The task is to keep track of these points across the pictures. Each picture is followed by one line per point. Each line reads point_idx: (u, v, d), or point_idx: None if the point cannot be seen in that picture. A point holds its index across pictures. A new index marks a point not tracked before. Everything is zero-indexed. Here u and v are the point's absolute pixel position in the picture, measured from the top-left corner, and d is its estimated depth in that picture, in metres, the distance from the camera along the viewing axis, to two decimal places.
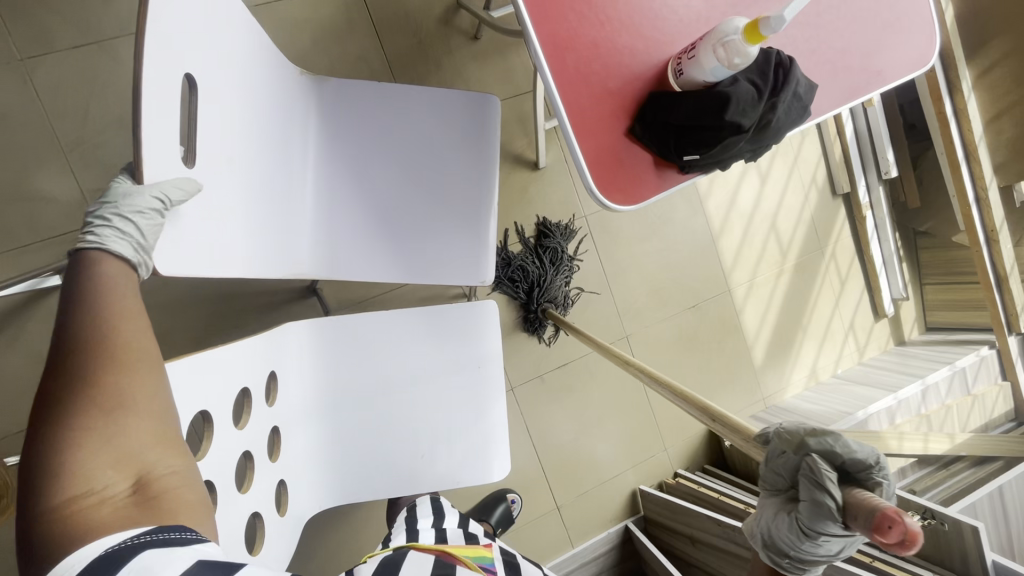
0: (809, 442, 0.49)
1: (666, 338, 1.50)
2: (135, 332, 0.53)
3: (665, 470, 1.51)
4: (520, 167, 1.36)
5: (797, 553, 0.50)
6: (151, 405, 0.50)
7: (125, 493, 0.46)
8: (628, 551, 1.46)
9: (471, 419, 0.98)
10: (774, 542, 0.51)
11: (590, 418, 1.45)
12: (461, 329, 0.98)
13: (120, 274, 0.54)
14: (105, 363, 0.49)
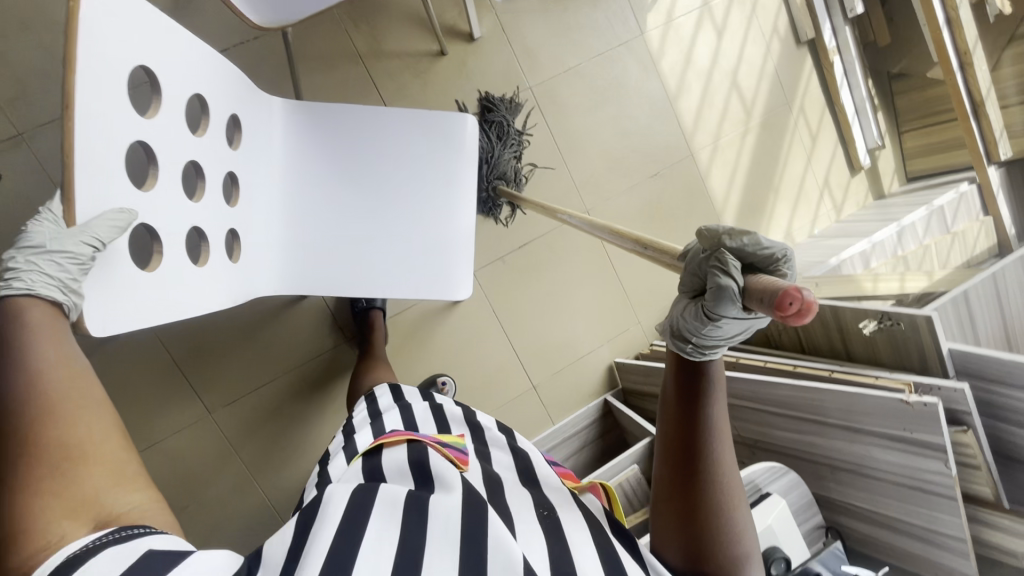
0: (723, 240, 0.44)
1: (630, 209, 1.46)
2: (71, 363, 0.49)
3: (640, 343, 1.51)
4: (455, 39, 1.30)
5: (700, 338, 0.47)
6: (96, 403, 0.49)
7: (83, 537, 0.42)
8: (609, 423, 1.47)
9: (443, 220, 0.96)
10: (682, 331, 0.48)
11: (578, 263, 1.45)
12: (433, 127, 0.95)
13: (43, 324, 0.49)
14: (60, 411, 0.46)
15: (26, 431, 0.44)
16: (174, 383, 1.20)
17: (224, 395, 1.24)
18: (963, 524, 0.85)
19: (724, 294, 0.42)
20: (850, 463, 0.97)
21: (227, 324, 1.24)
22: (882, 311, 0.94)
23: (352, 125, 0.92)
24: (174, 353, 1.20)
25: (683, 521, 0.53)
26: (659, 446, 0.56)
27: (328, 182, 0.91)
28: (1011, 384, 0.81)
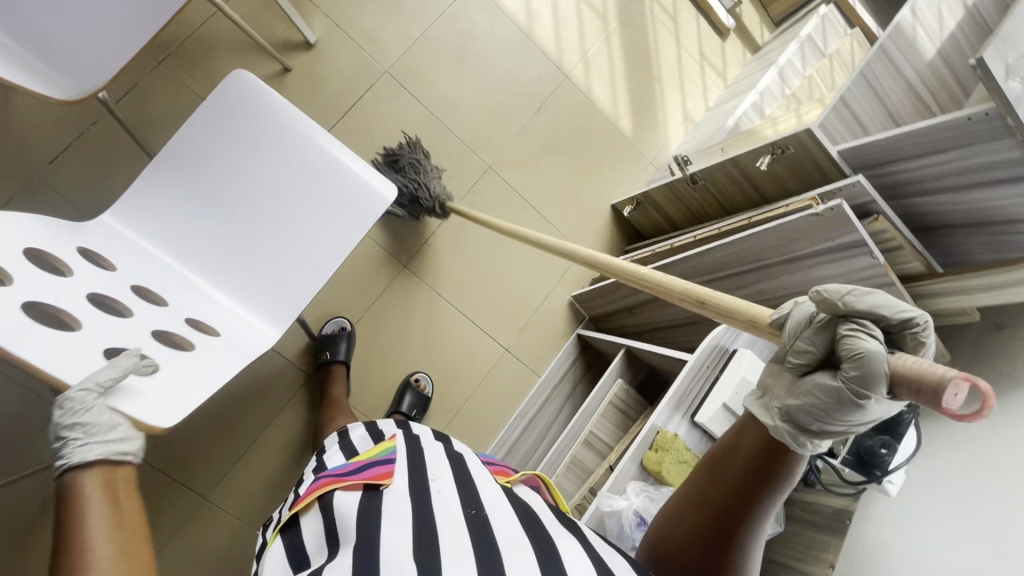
0: (851, 303, 0.43)
1: (529, 150, 1.47)
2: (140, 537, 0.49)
3: (590, 270, 1.53)
4: (294, 51, 1.27)
5: (824, 422, 0.44)
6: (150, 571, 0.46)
7: None
8: (591, 353, 1.50)
9: (317, 160, 0.88)
10: (804, 415, 0.45)
11: (503, 220, 1.45)
12: (238, 112, 0.86)
13: (110, 484, 0.53)
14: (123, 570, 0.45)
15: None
16: (179, 501, 1.17)
17: (232, 489, 1.21)
18: (912, 305, 0.88)
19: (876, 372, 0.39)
20: (800, 294, 1.00)
21: (197, 423, 1.21)
22: (771, 143, 0.96)
23: (181, 175, 0.85)
24: (157, 465, 1.17)
25: (715, 544, 0.51)
26: (709, 472, 0.53)
27: (212, 231, 0.86)
28: (900, 159, 0.82)
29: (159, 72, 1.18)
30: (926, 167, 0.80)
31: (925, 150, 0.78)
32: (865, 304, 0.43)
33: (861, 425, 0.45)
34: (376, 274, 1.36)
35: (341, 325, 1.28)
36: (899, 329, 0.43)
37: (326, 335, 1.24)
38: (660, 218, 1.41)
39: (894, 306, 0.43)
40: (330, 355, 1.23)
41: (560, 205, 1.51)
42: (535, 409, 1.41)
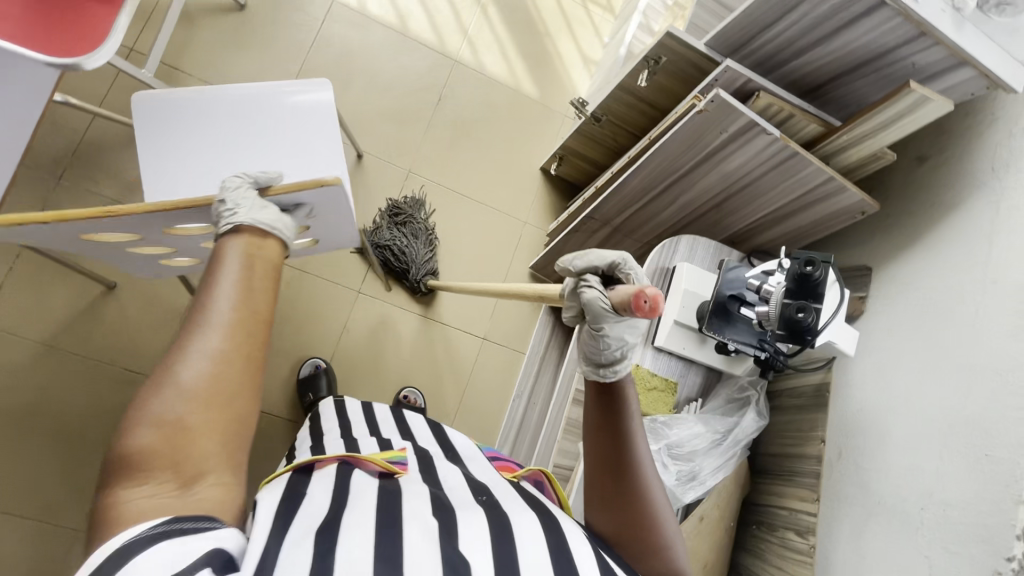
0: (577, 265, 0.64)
1: (443, 143, 1.48)
2: (255, 314, 0.52)
3: (541, 237, 1.53)
4: None
5: (603, 356, 0.62)
6: (246, 352, 0.51)
7: (170, 486, 0.44)
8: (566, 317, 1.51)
9: (262, 104, 0.90)
10: (590, 354, 0.62)
11: (440, 217, 1.46)
12: (177, 115, 0.87)
13: (246, 256, 0.56)
14: (245, 331, 0.51)
15: (160, 377, 0.47)
16: None
17: None
18: (824, 169, 0.87)
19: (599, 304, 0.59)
20: (721, 193, 0.99)
21: None
22: (643, 56, 0.95)
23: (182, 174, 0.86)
24: None
25: (622, 512, 0.59)
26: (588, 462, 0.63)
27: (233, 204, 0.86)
28: (759, 31, 0.81)
29: (62, 188, 1.21)
30: (785, 31, 0.79)
31: (776, 15, 0.77)
32: (583, 263, 0.63)
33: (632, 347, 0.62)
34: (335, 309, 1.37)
35: (316, 362, 1.30)
36: (612, 270, 0.63)
37: (302, 369, 1.27)
38: (586, 164, 1.41)
39: (601, 258, 0.63)
40: (313, 396, 1.26)
41: (490, 185, 1.51)
42: (530, 386, 1.45)
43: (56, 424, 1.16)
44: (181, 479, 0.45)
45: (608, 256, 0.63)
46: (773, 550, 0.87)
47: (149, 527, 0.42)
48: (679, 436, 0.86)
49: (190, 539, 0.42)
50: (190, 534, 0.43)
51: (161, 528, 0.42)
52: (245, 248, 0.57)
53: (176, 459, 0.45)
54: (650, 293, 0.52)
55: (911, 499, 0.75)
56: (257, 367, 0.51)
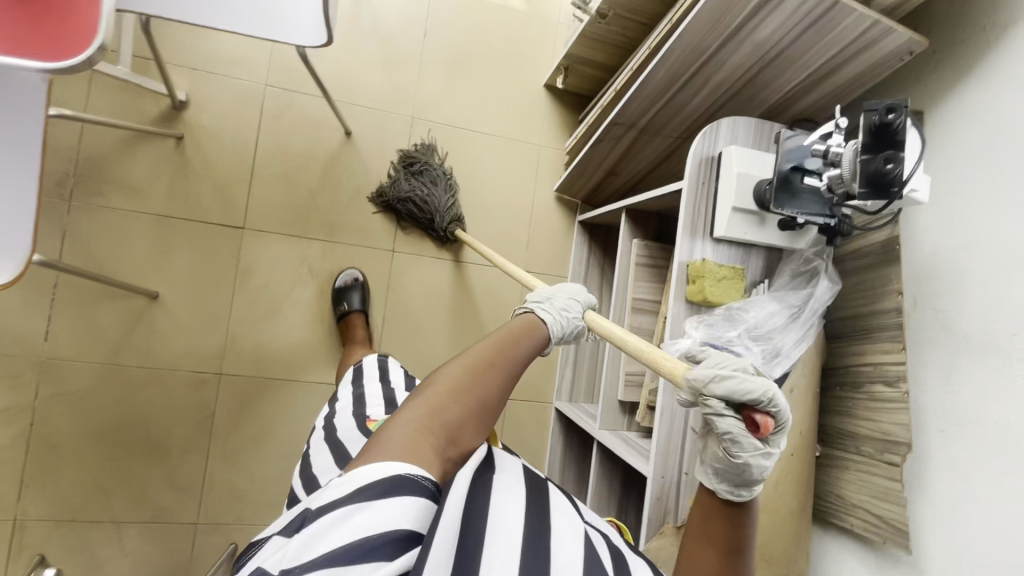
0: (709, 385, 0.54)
1: (440, 79, 1.40)
2: (514, 344, 0.66)
3: (558, 157, 1.48)
4: (176, 118, 1.23)
5: (739, 479, 0.54)
6: (520, 338, 0.67)
7: (438, 452, 0.55)
8: (600, 234, 1.49)
9: None
10: (725, 476, 0.55)
11: (453, 158, 1.41)
12: None
13: (531, 325, 0.70)
14: (514, 354, 0.65)
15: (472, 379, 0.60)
16: None
17: None
18: (867, 13, 0.81)
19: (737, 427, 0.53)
20: (754, 65, 0.93)
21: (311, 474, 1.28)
22: None
23: None
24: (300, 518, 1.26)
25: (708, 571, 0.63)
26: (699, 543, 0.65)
27: None
28: None
29: (76, 209, 1.18)
30: None
31: None
32: (724, 387, 0.53)
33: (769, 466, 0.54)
34: (373, 274, 1.35)
35: (354, 276, 1.31)
36: (756, 403, 0.53)
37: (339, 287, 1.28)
38: (594, 71, 1.34)
39: (744, 388, 0.53)
40: None
41: (498, 113, 1.44)
42: None
43: (147, 433, 1.22)
44: (439, 460, 0.55)
45: (758, 389, 0.53)
46: (860, 405, 0.90)
47: (400, 473, 0.50)
48: (757, 317, 0.87)
49: (415, 492, 0.50)
50: (425, 483, 0.51)
51: (425, 485, 0.51)
52: (534, 323, 0.71)
53: (447, 427, 0.56)
54: (765, 416, 0.53)
55: (1000, 329, 0.76)
56: (513, 359, 0.64)
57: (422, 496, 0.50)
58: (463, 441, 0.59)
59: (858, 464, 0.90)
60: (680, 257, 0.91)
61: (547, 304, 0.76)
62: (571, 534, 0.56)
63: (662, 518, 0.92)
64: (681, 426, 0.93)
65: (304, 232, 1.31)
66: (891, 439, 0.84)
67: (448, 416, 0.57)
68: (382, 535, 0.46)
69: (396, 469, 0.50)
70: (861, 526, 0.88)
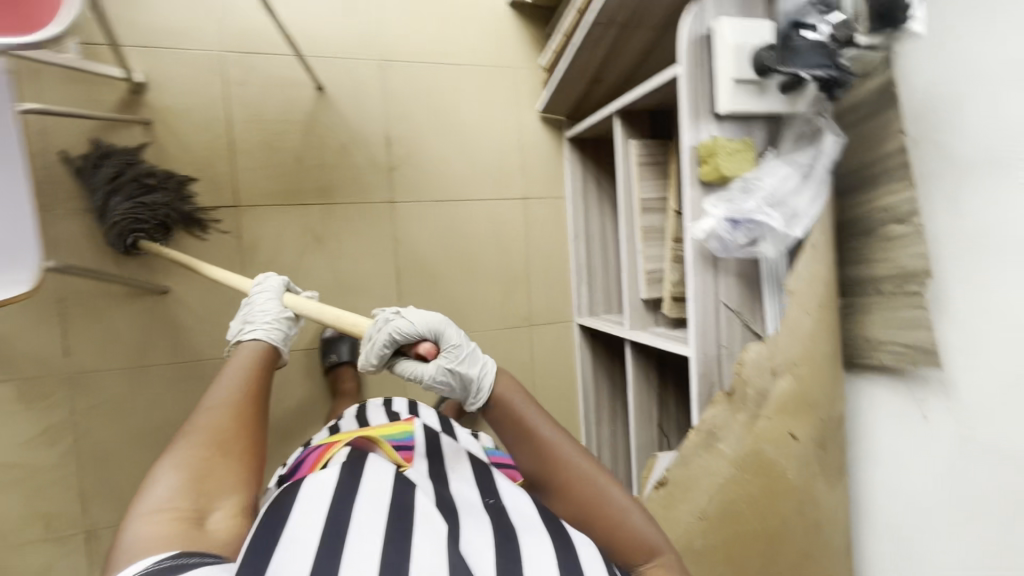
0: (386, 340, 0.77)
1: (402, 13, 1.34)
2: (245, 385, 0.83)
3: (535, 75, 1.44)
4: (138, 102, 1.17)
5: (452, 387, 0.78)
6: (238, 392, 0.81)
7: (203, 496, 0.69)
8: (591, 146, 1.48)
9: None
10: (450, 389, 0.78)
11: (431, 96, 1.37)
12: None
13: (248, 357, 0.88)
14: (241, 396, 0.81)
15: (209, 427, 0.76)
16: None
17: None
18: None
19: (420, 371, 0.78)
20: None
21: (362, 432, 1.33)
22: None
23: None
24: None
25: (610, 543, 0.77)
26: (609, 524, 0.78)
27: None
28: None
29: (61, 217, 1.14)
30: None
31: None
32: (402, 326, 0.78)
33: (473, 374, 0.78)
34: (377, 228, 1.34)
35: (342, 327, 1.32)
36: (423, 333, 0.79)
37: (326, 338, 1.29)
38: None
39: (410, 321, 0.79)
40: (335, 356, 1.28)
41: (467, 39, 1.39)
42: (584, 226, 1.48)
43: None
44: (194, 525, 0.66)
45: (423, 327, 0.79)
46: (874, 249, 0.95)
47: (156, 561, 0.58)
48: (772, 184, 0.90)
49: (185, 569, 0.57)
50: (185, 562, 0.58)
51: (168, 561, 0.58)
52: (254, 350, 0.90)
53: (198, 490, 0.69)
54: (422, 346, 0.79)
55: (1003, 145, 0.79)
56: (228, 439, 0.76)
57: (198, 566, 0.58)
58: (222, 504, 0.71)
59: (880, 304, 0.96)
60: (689, 141, 0.92)
61: (256, 317, 0.93)
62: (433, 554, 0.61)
63: (709, 389, 0.98)
64: (713, 303, 0.97)
65: (299, 199, 1.28)
66: (910, 272, 0.89)
67: (191, 498, 0.69)
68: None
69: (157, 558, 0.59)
70: (888, 359, 0.96)
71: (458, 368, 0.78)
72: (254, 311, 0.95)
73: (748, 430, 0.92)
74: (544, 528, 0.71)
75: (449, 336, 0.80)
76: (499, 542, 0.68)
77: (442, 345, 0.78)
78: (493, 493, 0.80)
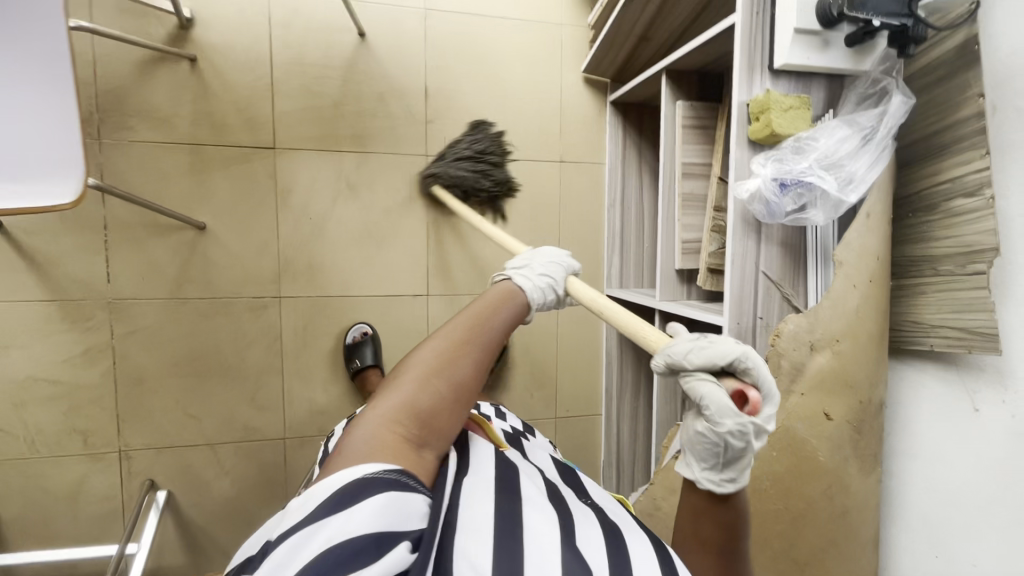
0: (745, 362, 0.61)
1: None
2: (481, 325, 0.72)
3: (581, 34, 1.39)
4: (185, 41, 1.19)
5: (724, 457, 0.60)
6: (474, 327, 0.71)
7: (417, 431, 0.64)
8: (634, 112, 1.43)
9: None
10: (712, 448, 0.60)
11: (473, 50, 1.34)
12: None
13: (501, 298, 0.77)
14: (475, 338, 0.70)
15: (440, 360, 0.67)
16: None
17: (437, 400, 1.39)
18: None
19: (730, 408, 0.58)
20: None
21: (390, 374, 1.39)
22: None
23: None
24: None
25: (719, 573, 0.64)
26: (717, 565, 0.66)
27: None
28: None
29: (109, 149, 1.17)
30: None
31: None
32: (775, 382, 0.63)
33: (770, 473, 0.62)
34: (412, 181, 1.33)
35: (363, 330, 1.32)
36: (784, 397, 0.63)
37: (349, 346, 1.29)
38: None
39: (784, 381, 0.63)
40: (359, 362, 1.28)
41: None
42: (621, 193, 1.43)
43: (219, 364, 1.27)
44: (415, 452, 0.63)
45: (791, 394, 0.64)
46: (937, 225, 0.88)
47: (381, 474, 0.57)
48: (827, 145, 0.84)
49: (391, 494, 0.55)
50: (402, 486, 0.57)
51: (393, 475, 0.57)
52: (506, 295, 0.78)
53: (419, 416, 0.64)
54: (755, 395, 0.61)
55: None
56: (458, 375, 0.68)
57: (385, 489, 0.55)
58: (436, 442, 0.65)
59: (938, 284, 0.89)
60: (739, 98, 0.87)
61: (527, 270, 0.84)
62: (545, 529, 0.62)
63: None
64: (754, 272, 0.92)
65: (335, 146, 1.28)
66: (974, 250, 0.82)
67: (417, 416, 0.64)
68: (360, 536, 0.51)
69: (363, 473, 0.56)
70: (941, 344, 0.89)
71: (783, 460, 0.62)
72: (538, 264, 0.87)
73: (779, 406, 0.88)
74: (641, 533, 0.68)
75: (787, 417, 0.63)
76: (605, 529, 0.66)
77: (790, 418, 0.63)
78: (587, 495, 0.80)
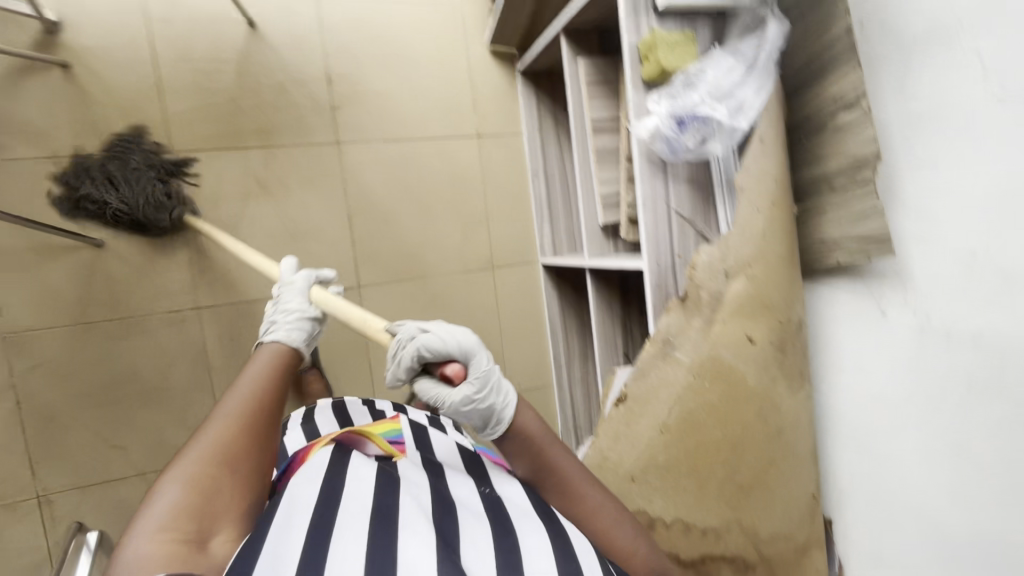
0: (420, 349, 0.66)
1: None
2: (260, 388, 0.65)
3: (481, 7, 1.39)
4: (55, 46, 1.11)
5: (482, 428, 0.66)
6: (259, 398, 0.64)
7: (191, 530, 0.53)
8: (545, 80, 1.44)
9: None
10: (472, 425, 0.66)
11: (372, 31, 1.31)
12: None
13: (277, 356, 0.72)
14: (255, 410, 0.63)
15: (214, 449, 0.58)
16: None
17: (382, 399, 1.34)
18: None
19: (447, 394, 0.65)
20: None
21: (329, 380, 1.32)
22: None
23: None
24: None
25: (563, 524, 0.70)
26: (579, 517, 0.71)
27: None
28: None
29: None
30: None
31: None
32: (414, 348, 0.66)
33: (495, 407, 0.65)
34: (325, 171, 1.29)
35: None
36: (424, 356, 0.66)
37: None
38: None
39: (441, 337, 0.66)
40: None
41: None
42: (543, 162, 1.43)
43: (139, 386, 1.18)
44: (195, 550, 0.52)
45: (461, 343, 0.67)
46: (827, 144, 0.92)
47: None
48: (715, 76, 0.86)
49: None
50: None
51: None
52: (272, 351, 0.73)
53: (203, 505, 0.55)
54: (451, 368, 0.66)
55: (946, 12, 0.75)
56: (241, 454, 0.60)
57: None
58: (224, 529, 0.56)
59: (836, 200, 0.93)
60: (628, 39, 0.88)
61: (277, 320, 0.79)
62: (421, 553, 0.55)
63: (663, 299, 0.96)
64: (665, 211, 0.94)
65: (237, 142, 1.22)
66: (862, 160, 0.86)
67: (190, 508, 0.54)
68: None
69: None
70: (845, 258, 0.93)
71: (473, 399, 0.64)
72: (278, 310, 0.81)
73: (704, 337, 0.90)
74: (540, 523, 0.66)
75: (478, 362, 0.67)
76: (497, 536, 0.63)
77: (458, 368, 0.66)
78: (489, 485, 0.76)
